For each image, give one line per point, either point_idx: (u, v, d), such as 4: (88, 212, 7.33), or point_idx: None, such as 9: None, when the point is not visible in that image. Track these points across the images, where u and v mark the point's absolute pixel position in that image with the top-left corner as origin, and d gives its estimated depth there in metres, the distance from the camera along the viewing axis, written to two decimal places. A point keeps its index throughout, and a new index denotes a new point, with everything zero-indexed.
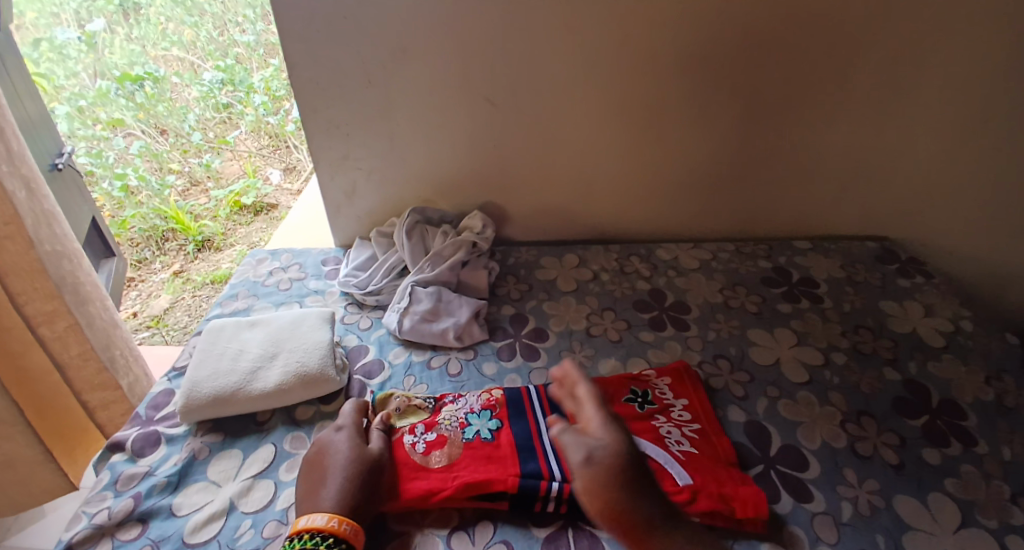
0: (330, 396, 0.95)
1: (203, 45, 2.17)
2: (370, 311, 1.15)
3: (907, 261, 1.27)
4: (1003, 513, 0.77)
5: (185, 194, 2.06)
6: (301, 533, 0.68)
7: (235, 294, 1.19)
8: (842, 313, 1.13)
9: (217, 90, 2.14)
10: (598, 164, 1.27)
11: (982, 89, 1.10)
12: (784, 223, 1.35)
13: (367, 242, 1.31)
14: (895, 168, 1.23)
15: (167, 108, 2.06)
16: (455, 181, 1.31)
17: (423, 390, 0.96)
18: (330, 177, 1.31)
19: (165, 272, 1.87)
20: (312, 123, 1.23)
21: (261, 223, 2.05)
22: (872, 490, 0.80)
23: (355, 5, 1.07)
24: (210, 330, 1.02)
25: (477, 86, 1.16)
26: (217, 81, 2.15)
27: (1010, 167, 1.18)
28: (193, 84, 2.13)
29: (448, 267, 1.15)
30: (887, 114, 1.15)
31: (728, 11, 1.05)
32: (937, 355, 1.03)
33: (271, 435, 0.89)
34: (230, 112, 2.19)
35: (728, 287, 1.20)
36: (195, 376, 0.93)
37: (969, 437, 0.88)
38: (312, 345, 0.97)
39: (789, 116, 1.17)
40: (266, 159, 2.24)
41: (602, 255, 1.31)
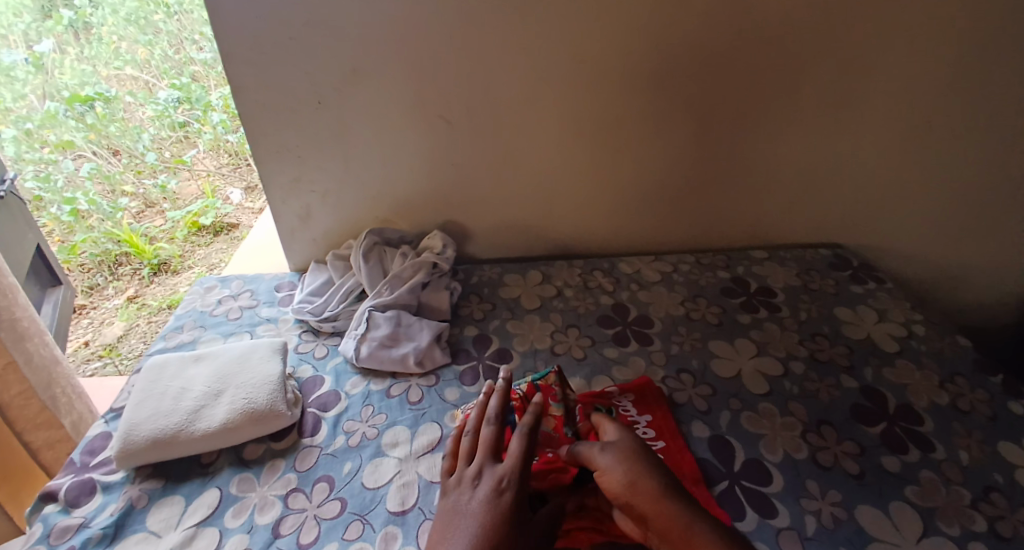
0: (282, 432, 0.90)
1: (157, 63, 2.09)
2: (326, 338, 1.11)
3: (859, 267, 1.30)
4: (963, 519, 0.78)
5: (140, 216, 1.98)
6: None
7: (180, 325, 1.13)
8: (800, 322, 1.14)
9: (172, 108, 2.06)
10: (559, 180, 1.27)
11: (920, 102, 1.15)
12: (742, 233, 1.37)
13: (323, 266, 1.26)
14: (843, 177, 1.26)
15: (121, 128, 1.96)
16: (414, 200, 1.29)
17: (382, 420, 0.92)
18: (283, 201, 1.27)
19: (119, 298, 1.77)
20: (262, 145, 1.18)
21: (221, 244, 1.96)
22: (835, 502, 0.80)
23: (303, 26, 1.04)
24: (151, 368, 0.96)
25: (433, 106, 1.15)
26: (173, 100, 2.05)
27: (950, 175, 1.24)
28: (148, 104, 2.01)
29: (408, 289, 1.12)
30: (833, 125, 1.19)
31: (676, 30, 1.07)
32: (891, 360, 1.05)
33: (217, 478, 0.84)
34: (186, 131, 2.11)
35: (689, 299, 1.20)
36: (133, 419, 0.87)
37: (926, 443, 0.89)
38: (260, 379, 0.93)
39: (742, 130, 1.20)
40: (225, 178, 2.15)
41: (565, 270, 1.30)
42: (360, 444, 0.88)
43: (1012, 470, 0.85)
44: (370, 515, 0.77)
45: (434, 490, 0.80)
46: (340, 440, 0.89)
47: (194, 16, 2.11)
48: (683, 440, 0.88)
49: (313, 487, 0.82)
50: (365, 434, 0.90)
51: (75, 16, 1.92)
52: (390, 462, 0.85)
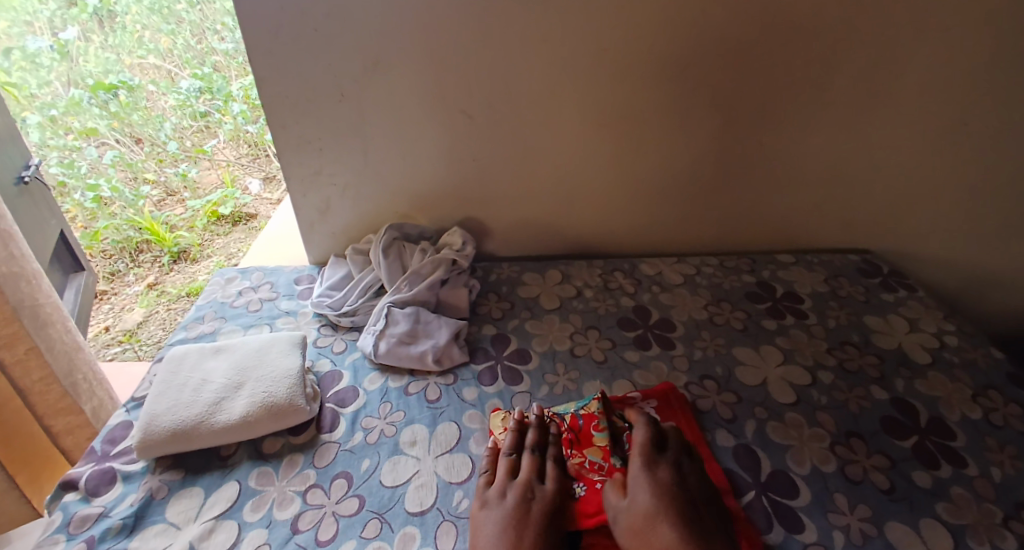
0: (300, 427, 0.90)
1: (179, 52, 2.09)
2: (345, 333, 1.10)
3: (889, 274, 1.26)
4: (998, 538, 0.75)
5: (161, 204, 1.99)
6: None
7: (201, 316, 1.14)
8: (827, 329, 1.11)
9: (194, 98, 2.07)
10: (582, 178, 1.25)
11: (959, 103, 1.10)
12: (767, 236, 1.34)
13: (342, 260, 1.26)
14: (875, 181, 1.23)
15: (143, 117, 1.99)
16: (434, 196, 1.28)
17: (400, 418, 0.92)
18: (303, 193, 1.26)
19: (139, 284, 1.78)
20: (284, 137, 1.18)
21: (239, 233, 1.96)
22: (863, 517, 0.78)
23: (326, 17, 1.03)
24: (172, 358, 0.97)
25: (455, 100, 1.13)
26: (194, 89, 2.07)
27: (987, 179, 1.19)
28: (170, 93, 2.03)
29: (427, 286, 1.11)
30: (866, 127, 1.15)
31: (706, 26, 1.04)
32: (923, 372, 1.01)
33: (236, 471, 0.84)
34: (207, 121, 2.12)
35: (712, 303, 1.18)
36: (155, 409, 0.87)
37: (958, 458, 0.86)
38: (279, 373, 0.93)
39: (771, 130, 1.16)
40: (245, 168, 2.16)
41: (586, 270, 1.29)
42: (379, 442, 0.87)
43: None
44: (388, 513, 0.77)
45: (453, 491, 0.80)
46: (358, 437, 0.88)
47: (217, 6, 2.10)
48: (708, 449, 0.86)
49: (332, 483, 0.81)
50: (384, 431, 0.89)
51: (100, 5, 1.94)
52: (408, 461, 0.84)
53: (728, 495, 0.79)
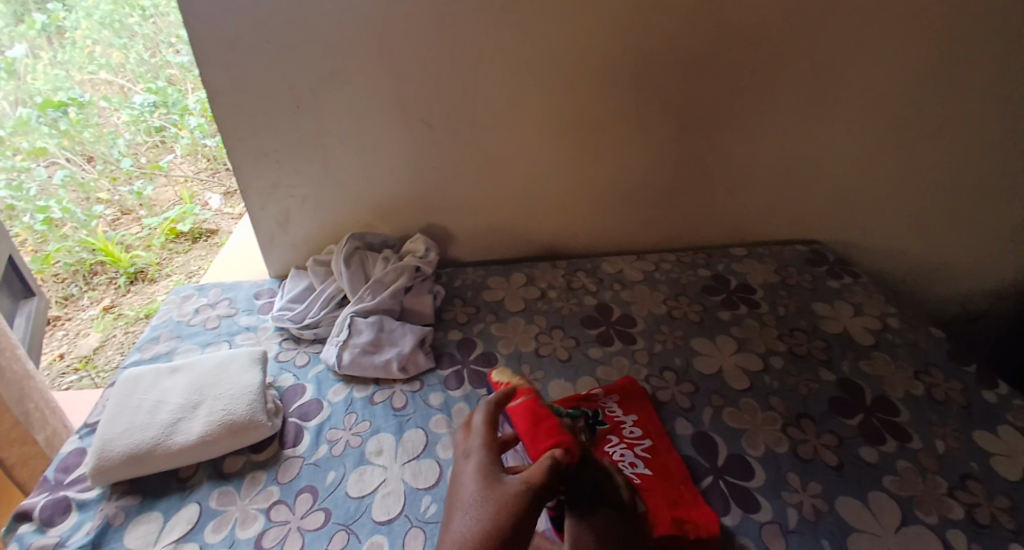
0: (262, 443, 0.89)
1: (132, 67, 2.03)
2: (308, 346, 1.09)
3: (835, 262, 1.32)
4: (942, 508, 0.80)
5: (116, 223, 1.92)
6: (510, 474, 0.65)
7: (157, 336, 1.11)
8: (779, 317, 1.16)
9: (148, 113, 2.02)
10: (540, 181, 1.27)
11: (893, 100, 1.17)
12: (721, 231, 1.38)
13: (303, 272, 1.24)
14: (819, 175, 1.28)
15: (95, 133, 1.91)
16: (395, 204, 1.28)
17: (365, 427, 0.91)
18: (261, 205, 1.24)
19: (94, 308, 1.72)
20: (238, 150, 1.16)
21: (199, 251, 1.89)
22: (816, 494, 0.81)
23: (277, 29, 1.02)
24: (126, 381, 0.94)
25: (412, 109, 1.14)
26: (149, 104, 2.02)
27: (922, 171, 1.26)
28: (123, 108, 1.98)
29: (390, 294, 1.11)
30: (808, 124, 1.21)
31: (655, 32, 1.08)
32: (867, 353, 1.07)
33: (196, 492, 0.82)
34: (163, 135, 2.05)
35: (671, 298, 1.21)
36: (108, 433, 0.85)
37: (903, 433, 0.91)
38: (239, 390, 0.91)
39: (719, 130, 1.21)
40: (204, 184, 2.07)
41: (549, 272, 1.30)
42: (344, 453, 0.87)
43: (987, 458, 0.87)
44: (354, 525, 0.76)
45: (420, 498, 0.80)
46: (322, 450, 0.87)
47: (171, 19, 2.07)
48: (668, 440, 0.89)
49: (296, 498, 0.80)
50: (348, 442, 0.88)
51: (48, 21, 1.87)
52: (374, 471, 0.84)
53: (688, 482, 0.81)
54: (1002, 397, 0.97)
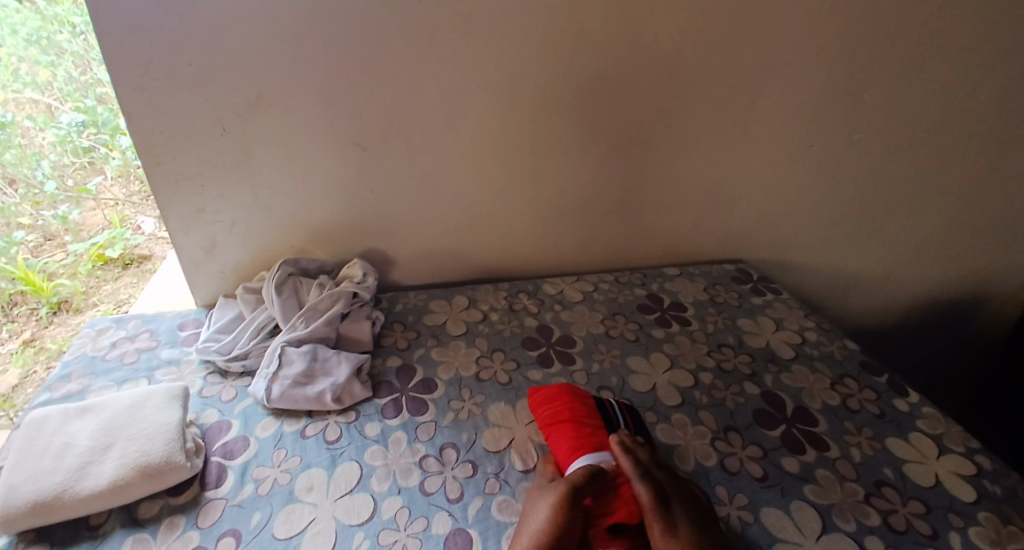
0: (182, 485, 0.83)
1: (61, 85, 1.55)
2: (235, 379, 1.04)
3: (759, 280, 1.40)
4: (859, 514, 0.84)
5: (37, 250, 1.64)
6: None
7: (66, 374, 1.03)
8: (707, 333, 1.21)
9: (76, 133, 1.61)
10: (480, 204, 1.28)
11: (801, 127, 1.26)
12: (656, 251, 1.44)
13: (232, 300, 1.19)
14: (741, 197, 1.36)
15: (18, 155, 1.54)
16: (331, 228, 1.25)
17: (296, 463, 0.87)
18: (184, 232, 1.19)
19: (12, 342, 1.50)
20: (158, 174, 1.11)
21: (131, 278, 1.74)
22: (742, 505, 0.85)
23: (202, 52, 1.00)
24: (29, 424, 0.87)
25: (347, 133, 1.13)
26: (76, 124, 1.59)
27: (831, 193, 1.37)
28: (49, 128, 1.57)
29: (325, 322, 1.08)
30: (729, 149, 1.28)
31: (583, 63, 1.12)
32: (788, 366, 1.13)
33: (107, 541, 0.76)
34: (92, 157, 1.69)
35: (608, 317, 1.24)
36: (9, 481, 0.78)
37: (821, 442, 0.96)
38: (157, 429, 0.86)
39: (648, 155, 1.26)
40: (137, 207, 1.85)
41: (491, 294, 1.31)
42: (271, 492, 0.83)
43: (900, 464, 0.93)
44: None
45: (352, 534, 0.77)
46: (248, 489, 0.83)
47: None
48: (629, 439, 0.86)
49: (218, 543, 0.76)
50: (276, 480, 0.84)
51: None
52: (304, 509, 0.80)
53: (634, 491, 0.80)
54: (912, 405, 1.04)
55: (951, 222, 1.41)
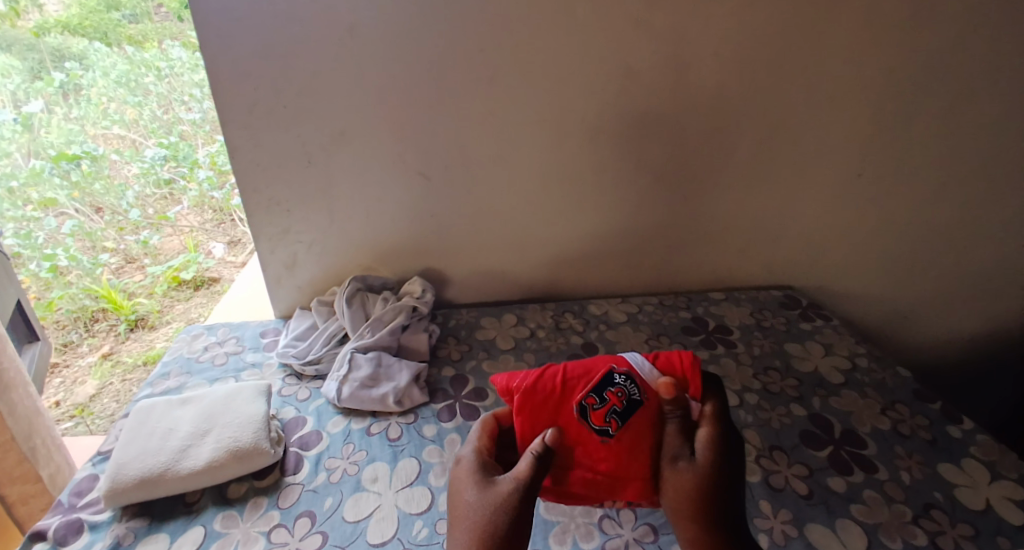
0: (265, 470, 0.94)
1: (145, 123, 2.02)
2: (309, 381, 1.16)
3: (807, 306, 1.41)
4: (906, 534, 0.84)
5: (119, 271, 1.94)
6: None
7: (167, 372, 1.17)
8: (753, 356, 1.23)
9: (159, 166, 2.02)
10: (531, 229, 1.37)
11: (846, 158, 1.29)
12: (701, 277, 1.48)
13: (307, 312, 1.33)
14: (787, 224, 1.39)
15: (105, 186, 1.91)
16: (395, 250, 1.38)
17: (362, 457, 0.96)
18: (270, 251, 1.34)
19: (92, 355, 1.75)
20: (254, 200, 1.27)
21: (202, 298, 1.95)
22: (786, 520, 0.86)
23: (297, 96, 1.16)
24: (140, 411, 1.00)
25: (414, 164, 1.26)
26: (159, 157, 2.02)
27: (878, 222, 1.38)
28: (134, 161, 1.98)
29: (388, 332, 1.18)
30: (774, 179, 1.33)
31: (629, 100, 1.21)
32: (836, 390, 1.13)
33: (201, 515, 0.87)
34: (171, 188, 2.06)
35: (652, 338, 1.29)
36: (121, 459, 0.90)
37: (870, 464, 0.96)
38: (246, 418, 0.97)
39: (692, 183, 1.32)
40: (209, 233, 2.12)
41: (538, 313, 1.38)
42: (342, 480, 0.92)
43: (951, 488, 0.91)
44: (350, 546, 0.81)
45: (412, 522, 0.84)
46: (321, 477, 0.93)
47: (185, 77, 2.03)
48: (627, 408, 0.72)
49: (295, 522, 0.85)
50: (346, 470, 0.94)
51: (66, 78, 1.83)
52: (370, 497, 0.88)
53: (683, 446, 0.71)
54: (966, 432, 1.02)
55: (1011, 252, 1.38)
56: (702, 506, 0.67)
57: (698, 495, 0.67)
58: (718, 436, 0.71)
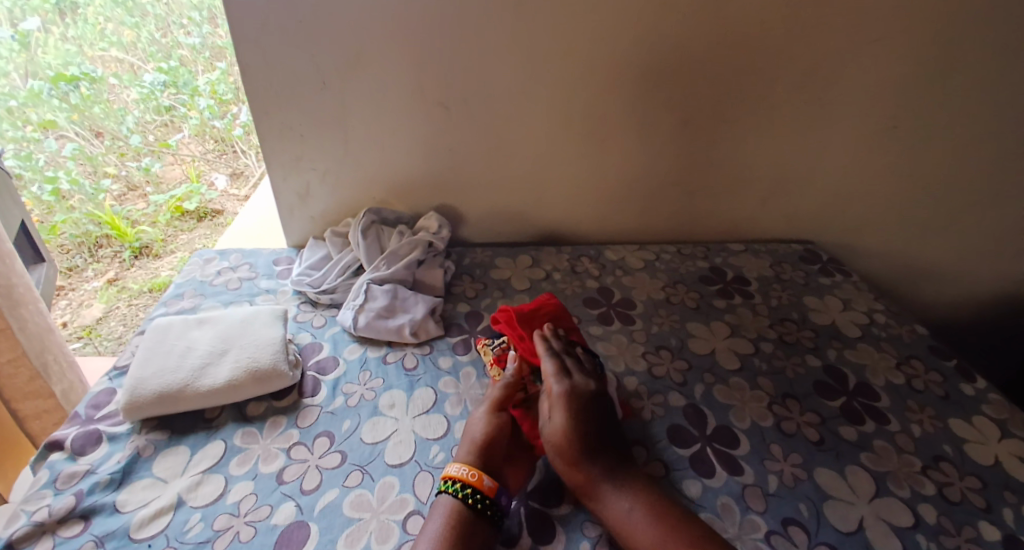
0: (283, 392, 0.95)
1: (144, 46, 1.95)
2: (324, 310, 1.15)
3: (827, 261, 1.39)
4: (915, 483, 0.86)
5: (122, 198, 1.90)
6: (454, 480, 0.76)
7: (180, 293, 1.16)
8: (770, 307, 1.23)
9: (158, 92, 1.95)
10: (551, 168, 1.33)
11: (888, 109, 1.23)
12: (720, 227, 1.45)
13: (320, 242, 1.31)
14: (816, 177, 1.35)
15: (105, 110, 1.83)
16: (411, 184, 1.34)
17: (379, 384, 0.97)
18: (282, 178, 1.31)
19: (98, 280, 1.74)
20: (266, 122, 1.22)
21: (204, 229, 1.93)
22: (796, 463, 0.88)
23: (313, 10, 1.08)
24: (156, 329, 1.00)
25: (434, 92, 1.20)
26: (158, 83, 1.94)
27: (910, 179, 1.33)
28: (132, 86, 1.90)
29: (404, 265, 1.17)
30: (808, 128, 1.27)
31: (666, 32, 1.14)
32: (852, 343, 1.13)
33: (221, 432, 0.88)
34: (172, 115, 2.00)
35: (669, 285, 1.28)
36: (140, 374, 0.91)
37: (881, 416, 0.97)
38: (263, 341, 0.97)
39: (723, 128, 1.27)
40: (211, 164, 2.09)
41: (554, 256, 1.36)
42: (359, 404, 0.93)
43: (961, 442, 0.93)
44: (369, 466, 0.82)
45: (430, 447, 0.86)
46: (339, 400, 0.94)
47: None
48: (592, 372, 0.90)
49: (315, 441, 0.87)
50: (363, 395, 0.95)
51: None
52: (387, 421, 0.90)
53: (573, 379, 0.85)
54: (979, 390, 1.03)
55: None
56: (581, 440, 0.78)
57: (580, 433, 0.79)
58: (588, 380, 0.85)
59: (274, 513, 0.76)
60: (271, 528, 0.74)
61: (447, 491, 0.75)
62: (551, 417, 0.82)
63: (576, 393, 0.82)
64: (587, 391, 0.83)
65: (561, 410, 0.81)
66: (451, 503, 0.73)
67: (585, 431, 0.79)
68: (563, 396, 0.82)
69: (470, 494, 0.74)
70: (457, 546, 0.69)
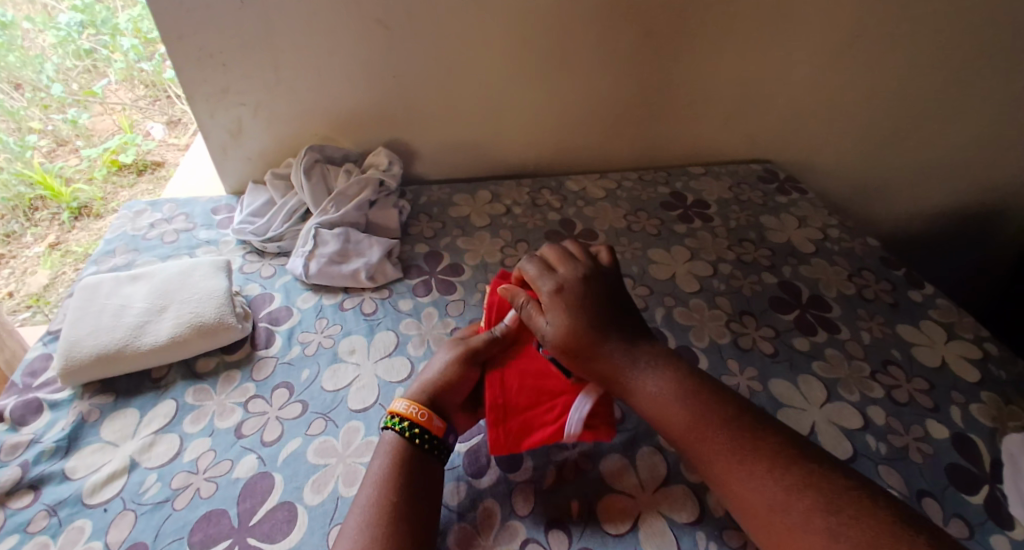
0: (233, 345, 0.91)
1: None
2: (272, 259, 1.09)
3: (785, 180, 1.39)
4: (864, 388, 0.90)
5: (52, 155, 1.67)
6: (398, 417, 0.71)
7: (112, 250, 1.07)
8: (729, 229, 1.23)
9: (76, 34, 1.68)
10: (505, 93, 1.25)
11: (849, 14, 1.18)
12: (682, 150, 1.42)
13: (262, 187, 1.22)
14: (776, 92, 1.31)
15: (21, 57, 1.58)
16: (354, 117, 1.24)
17: (337, 330, 0.94)
18: (209, 115, 1.20)
19: (39, 245, 1.56)
20: (180, 50, 1.10)
21: (147, 185, 1.72)
22: (752, 377, 0.91)
23: None
24: (85, 288, 0.92)
25: (368, 7, 1.08)
26: (75, 23, 1.67)
27: (869, 91, 1.31)
28: (48, 29, 1.63)
29: (355, 207, 1.11)
30: (769, 38, 1.21)
31: None
32: (808, 259, 1.15)
33: (171, 390, 0.84)
34: (94, 59, 1.74)
35: (631, 213, 1.25)
36: (73, 336, 0.84)
37: (834, 326, 1.00)
38: (206, 294, 0.92)
39: (683, 42, 1.20)
40: (144, 111, 1.84)
41: (515, 190, 1.31)
42: (317, 352, 0.90)
43: (909, 347, 0.97)
44: (332, 413, 0.80)
45: (393, 390, 0.84)
46: (296, 350, 0.90)
47: None
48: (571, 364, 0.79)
49: (273, 393, 0.84)
50: (321, 343, 0.91)
51: None
52: (348, 367, 0.87)
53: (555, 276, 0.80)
54: (927, 296, 1.07)
55: (993, 122, 1.35)
56: (584, 331, 0.75)
57: (583, 324, 0.75)
58: (575, 266, 0.81)
59: (235, 467, 0.74)
60: (234, 481, 0.72)
61: (392, 428, 0.71)
62: (547, 319, 0.77)
63: (568, 286, 0.78)
64: (579, 279, 0.79)
65: (551, 313, 0.77)
66: (395, 440, 0.70)
67: (588, 318, 0.75)
68: (553, 293, 0.78)
69: (416, 433, 0.70)
70: (402, 480, 0.66)
